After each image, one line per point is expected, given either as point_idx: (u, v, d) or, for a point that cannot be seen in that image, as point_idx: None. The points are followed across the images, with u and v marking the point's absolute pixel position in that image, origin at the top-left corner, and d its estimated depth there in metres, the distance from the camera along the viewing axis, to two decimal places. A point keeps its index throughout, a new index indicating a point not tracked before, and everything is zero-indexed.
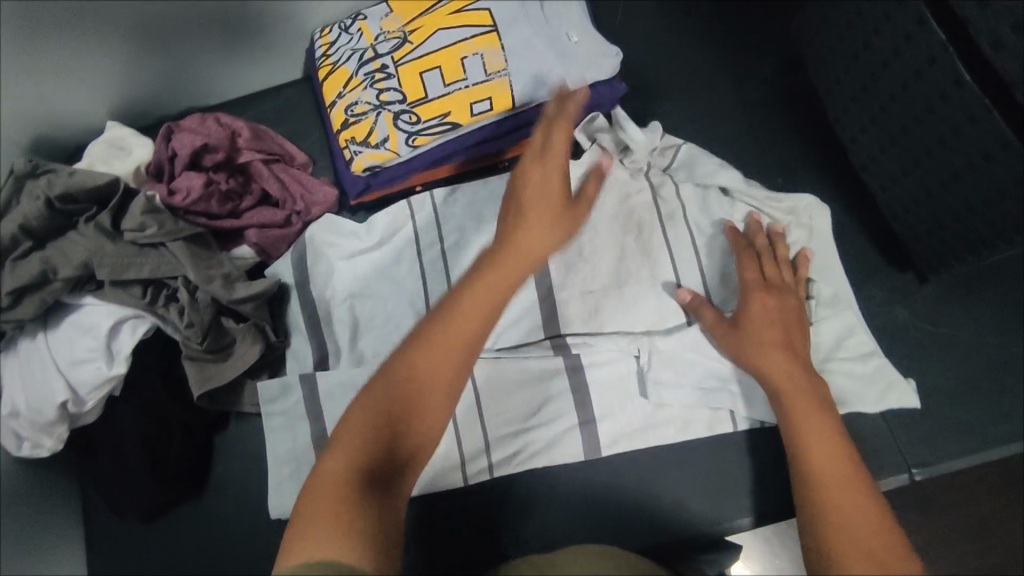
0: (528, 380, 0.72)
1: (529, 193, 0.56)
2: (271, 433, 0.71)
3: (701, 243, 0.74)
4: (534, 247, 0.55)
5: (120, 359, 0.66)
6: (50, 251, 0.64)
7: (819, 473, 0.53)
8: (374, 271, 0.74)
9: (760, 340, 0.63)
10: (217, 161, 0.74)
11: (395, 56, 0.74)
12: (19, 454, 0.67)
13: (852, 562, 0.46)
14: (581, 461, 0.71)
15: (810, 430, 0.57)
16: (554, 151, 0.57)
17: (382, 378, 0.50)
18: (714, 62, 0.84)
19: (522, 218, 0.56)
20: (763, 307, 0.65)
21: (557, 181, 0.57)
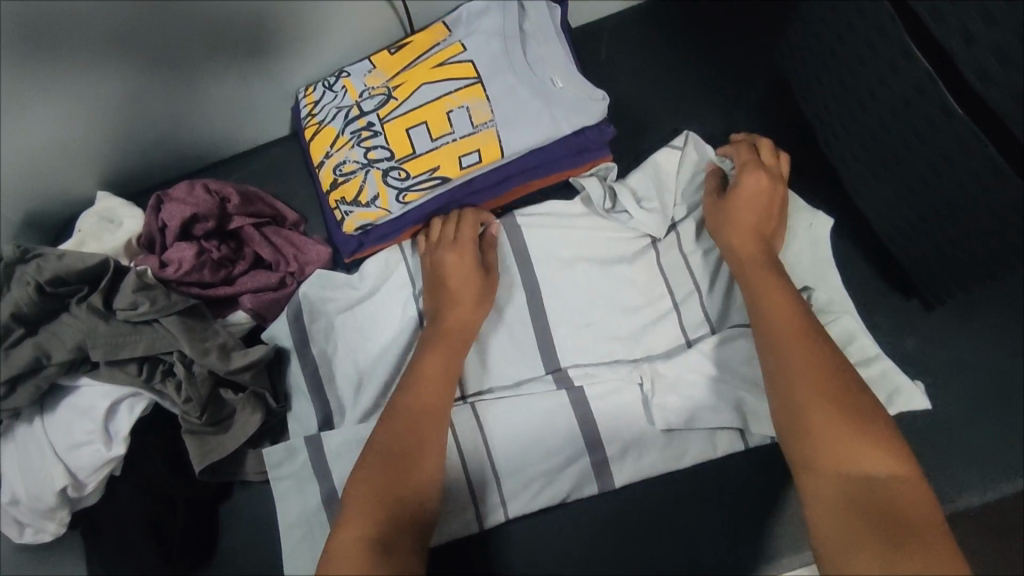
0: (535, 419, 0.69)
1: (449, 270, 0.68)
2: (281, 497, 0.70)
3: (700, 272, 0.73)
4: (465, 318, 0.67)
5: (119, 439, 0.65)
6: (42, 335, 0.63)
7: (778, 331, 0.57)
8: (375, 322, 0.73)
9: (734, 222, 0.67)
10: (208, 229, 0.74)
11: (381, 113, 0.74)
12: (22, 541, 0.66)
13: (815, 408, 0.52)
14: (598, 492, 0.69)
15: (770, 295, 0.60)
16: (461, 236, 0.70)
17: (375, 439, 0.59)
18: (701, 94, 0.83)
19: (453, 293, 0.67)
20: (756, 184, 0.67)
21: (471, 261, 0.69)
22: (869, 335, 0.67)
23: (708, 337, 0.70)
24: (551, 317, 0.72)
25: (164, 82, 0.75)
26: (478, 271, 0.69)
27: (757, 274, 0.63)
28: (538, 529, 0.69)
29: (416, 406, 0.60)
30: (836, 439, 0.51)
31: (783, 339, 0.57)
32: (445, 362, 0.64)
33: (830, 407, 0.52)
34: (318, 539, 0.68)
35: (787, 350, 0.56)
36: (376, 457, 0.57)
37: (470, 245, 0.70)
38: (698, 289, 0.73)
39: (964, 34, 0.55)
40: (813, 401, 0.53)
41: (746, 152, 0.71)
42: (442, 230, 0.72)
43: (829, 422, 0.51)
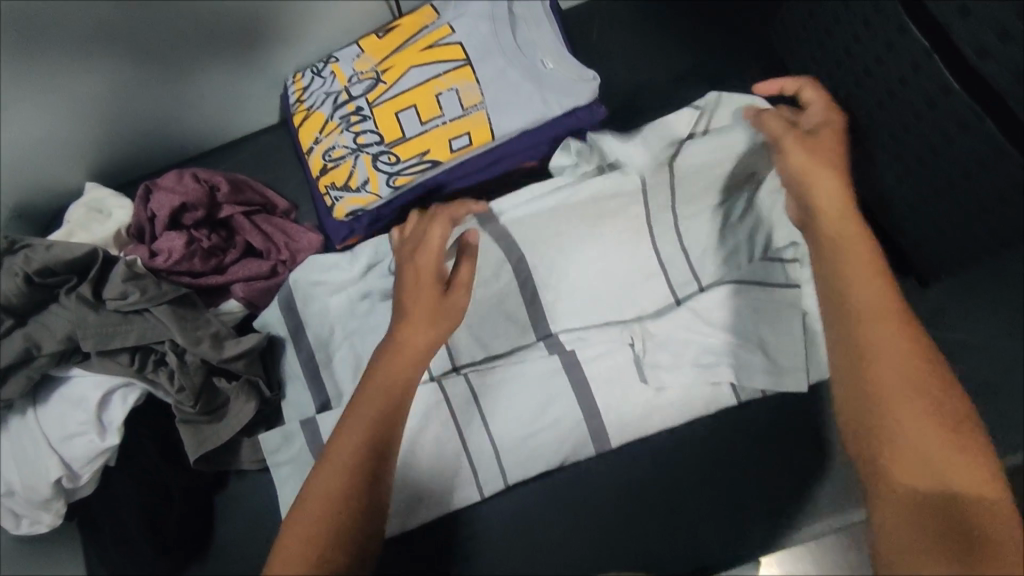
0: (528, 383, 0.70)
1: (404, 287, 0.60)
2: (280, 483, 0.70)
3: (694, 241, 0.72)
4: (420, 340, 0.57)
5: (113, 430, 0.65)
6: (31, 326, 0.63)
7: (862, 307, 0.48)
8: (368, 305, 0.72)
9: (814, 161, 0.56)
10: (197, 218, 0.73)
11: (370, 97, 0.73)
12: (18, 532, 0.66)
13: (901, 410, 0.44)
14: (595, 456, 0.69)
15: (853, 260, 0.50)
16: (427, 240, 0.62)
17: (332, 454, 0.51)
18: (696, 74, 0.82)
19: (405, 310, 0.58)
20: (833, 128, 0.59)
21: (430, 270, 0.61)
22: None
23: (700, 295, 0.70)
24: (543, 299, 0.72)
25: (151, 72, 0.75)
26: (437, 290, 0.59)
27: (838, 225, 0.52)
28: (536, 515, 0.69)
29: (374, 402, 0.53)
30: (917, 447, 0.43)
31: (870, 320, 0.47)
32: (407, 363, 0.56)
33: (915, 407, 0.44)
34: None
35: (872, 334, 0.47)
36: (333, 477, 0.50)
37: (436, 255, 0.61)
38: (695, 264, 0.72)
39: (960, 7, 0.54)
40: (899, 399, 0.44)
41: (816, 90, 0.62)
42: (411, 236, 0.64)
43: (913, 425, 0.43)
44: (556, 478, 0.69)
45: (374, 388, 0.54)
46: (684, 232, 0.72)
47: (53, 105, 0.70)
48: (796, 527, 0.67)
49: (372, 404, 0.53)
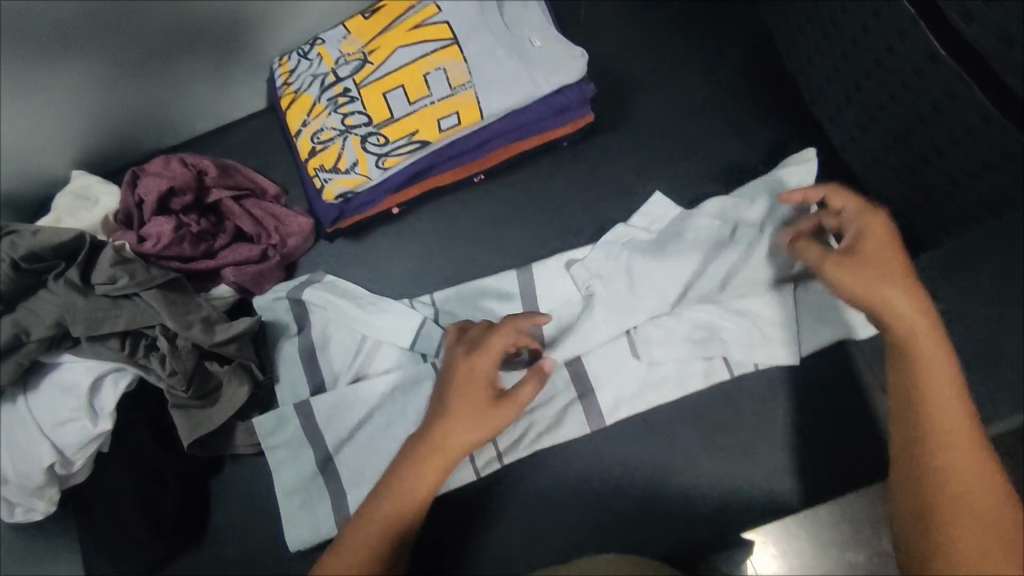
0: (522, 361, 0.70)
1: (453, 382, 0.56)
2: (276, 466, 0.70)
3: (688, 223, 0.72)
4: (464, 437, 0.54)
5: (105, 415, 0.64)
6: (19, 313, 0.62)
7: (931, 416, 0.49)
8: (374, 307, 0.73)
9: (879, 275, 0.53)
10: (186, 203, 0.72)
11: (357, 78, 0.73)
12: (12, 521, 0.65)
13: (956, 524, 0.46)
14: (587, 434, 0.69)
15: (937, 376, 0.49)
16: (487, 347, 0.57)
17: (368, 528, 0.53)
18: (684, 51, 0.82)
19: (453, 402, 0.55)
20: (878, 236, 0.55)
21: (485, 375, 0.56)
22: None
23: (694, 275, 0.71)
24: (537, 282, 0.72)
25: (135, 55, 0.74)
26: (486, 395, 0.55)
27: (910, 329, 0.51)
28: (533, 496, 0.68)
29: (415, 491, 0.54)
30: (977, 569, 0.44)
31: (948, 436, 0.48)
32: (445, 460, 0.55)
33: (972, 529, 0.45)
34: (316, 504, 0.68)
35: (945, 452, 0.48)
36: (364, 549, 0.52)
37: (491, 355, 0.57)
38: (691, 240, 0.71)
39: None
40: (960, 518, 0.46)
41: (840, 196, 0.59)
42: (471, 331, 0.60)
43: (973, 548, 0.45)
44: (550, 459, 0.69)
45: (425, 480, 0.54)
46: (679, 212, 0.73)
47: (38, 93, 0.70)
48: (793, 503, 0.66)
49: (406, 494, 0.54)
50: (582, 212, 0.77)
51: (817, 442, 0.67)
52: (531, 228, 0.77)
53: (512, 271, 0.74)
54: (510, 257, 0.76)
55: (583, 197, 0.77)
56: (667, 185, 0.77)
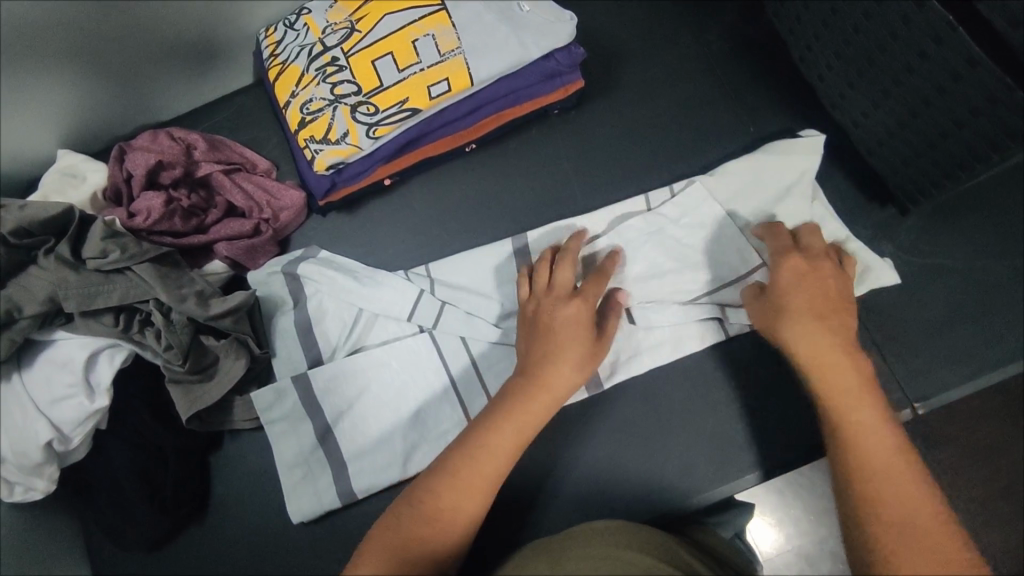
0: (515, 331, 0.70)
1: (557, 326, 0.57)
2: (274, 439, 0.70)
3: (681, 192, 0.72)
4: (564, 383, 0.55)
5: (102, 391, 0.64)
6: (10, 289, 0.61)
7: (836, 397, 0.51)
8: (368, 282, 0.72)
9: (789, 315, 0.56)
10: (175, 177, 0.72)
11: (345, 47, 0.72)
12: (11, 500, 0.64)
13: (885, 507, 0.45)
14: (584, 398, 0.69)
15: (839, 376, 0.52)
16: (585, 292, 0.60)
17: (464, 470, 0.50)
18: (674, 15, 0.82)
19: (555, 340, 0.56)
20: (794, 276, 0.58)
21: (582, 317, 0.58)
22: (838, 221, 0.71)
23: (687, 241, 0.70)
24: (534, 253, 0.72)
25: (119, 26, 0.72)
26: (588, 332, 0.57)
27: (808, 330, 0.54)
28: (534, 463, 0.68)
29: (506, 443, 0.52)
30: (913, 536, 0.43)
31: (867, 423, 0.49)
32: (539, 411, 0.54)
33: (906, 500, 0.45)
34: (318, 476, 0.68)
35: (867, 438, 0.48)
36: (465, 452, 0.51)
37: (590, 300, 0.59)
38: (713, 239, 0.70)
39: None
40: (889, 481, 0.46)
41: (779, 241, 0.62)
42: (555, 274, 0.61)
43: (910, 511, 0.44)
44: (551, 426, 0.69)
45: (534, 417, 0.53)
46: (713, 211, 0.70)
47: (33, 63, 0.68)
48: (795, 460, 0.66)
49: (507, 447, 0.52)
50: (575, 179, 0.76)
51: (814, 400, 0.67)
52: (524, 197, 0.76)
53: (506, 240, 0.73)
54: (504, 226, 0.76)
55: (576, 164, 0.77)
56: (660, 149, 0.77)
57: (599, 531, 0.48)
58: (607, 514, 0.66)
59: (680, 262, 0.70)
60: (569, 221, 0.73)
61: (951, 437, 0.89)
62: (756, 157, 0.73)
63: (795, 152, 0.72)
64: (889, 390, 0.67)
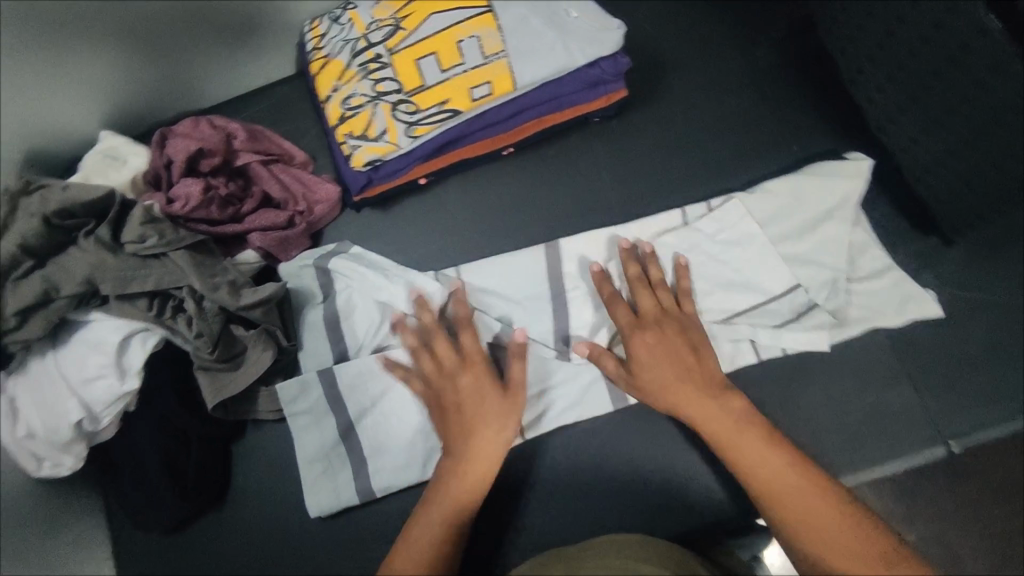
0: (539, 346, 0.69)
1: (464, 403, 0.62)
2: (298, 433, 0.70)
3: (717, 208, 0.71)
4: (491, 445, 0.60)
5: (133, 374, 0.65)
6: (50, 269, 0.62)
7: (723, 443, 0.56)
8: (397, 281, 0.72)
9: (655, 388, 0.60)
10: (214, 165, 0.72)
11: (389, 44, 0.72)
12: (37, 476, 0.65)
13: (803, 529, 0.50)
14: (609, 413, 0.68)
15: (707, 417, 0.57)
16: (475, 360, 0.64)
17: (427, 540, 0.56)
18: (720, 29, 0.80)
19: (469, 414, 0.62)
20: (645, 354, 0.61)
21: (486, 385, 0.63)
22: (878, 246, 0.70)
23: (721, 258, 0.69)
24: (565, 261, 0.72)
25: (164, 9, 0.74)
26: (495, 394, 0.62)
27: (674, 389, 0.59)
28: (556, 474, 0.67)
29: (455, 510, 0.58)
30: (834, 548, 0.49)
31: (749, 452, 0.54)
32: (477, 474, 0.59)
33: (814, 514, 0.50)
34: (338, 471, 0.69)
35: (755, 471, 0.53)
36: (427, 521, 0.57)
37: (484, 365, 0.64)
38: (751, 256, 0.69)
39: None
40: (801, 504, 0.51)
41: (619, 309, 0.64)
42: (444, 351, 0.65)
43: (826, 528, 0.50)
44: (573, 436, 0.68)
45: (475, 477, 0.59)
46: (749, 229, 0.69)
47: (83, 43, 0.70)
48: None
49: (450, 514, 0.57)
50: (610, 190, 0.76)
51: (845, 430, 0.66)
52: (558, 205, 0.76)
53: (539, 246, 0.72)
54: (536, 233, 0.75)
55: (611, 174, 0.76)
56: (699, 164, 0.75)
57: (617, 546, 0.52)
58: (623, 529, 0.65)
59: (713, 279, 0.69)
60: (601, 234, 0.72)
61: (977, 475, 0.86)
62: (799, 176, 0.71)
63: (838, 173, 0.70)
64: (921, 425, 0.65)
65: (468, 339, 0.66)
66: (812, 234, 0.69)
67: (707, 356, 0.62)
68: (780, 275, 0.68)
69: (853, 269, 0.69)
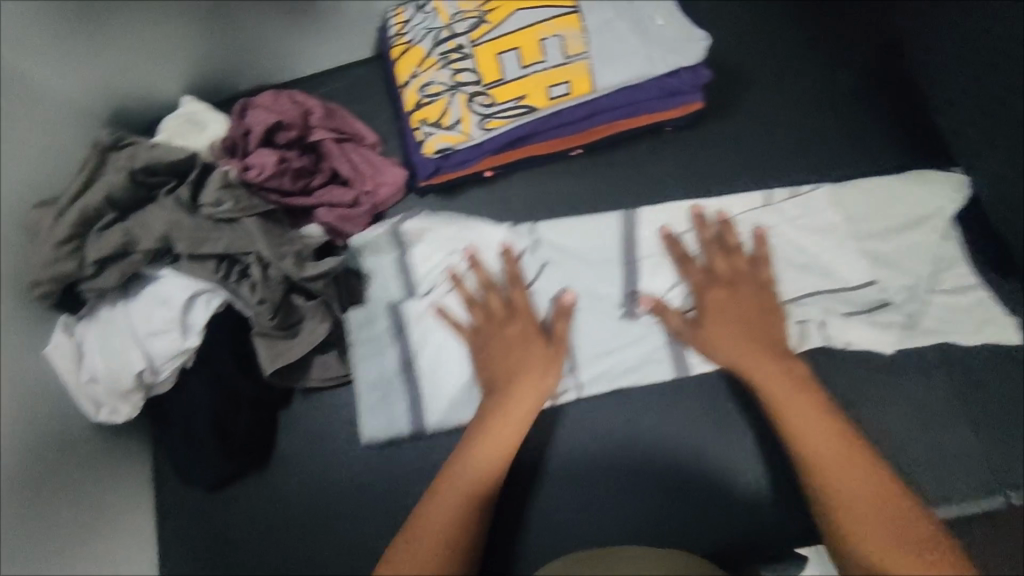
0: (613, 320, 0.71)
1: (509, 346, 0.67)
2: (359, 360, 0.73)
3: (810, 194, 0.72)
4: (535, 389, 0.65)
5: (195, 331, 0.67)
6: (131, 223, 0.65)
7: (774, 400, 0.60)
8: (475, 230, 0.75)
9: (715, 339, 0.65)
10: (290, 138, 0.73)
11: (472, 36, 0.73)
12: (94, 420, 0.66)
13: (840, 485, 0.54)
14: (671, 381, 0.69)
15: (761, 373, 0.62)
16: (522, 311, 0.70)
17: (469, 467, 0.60)
18: (804, 48, 0.79)
19: (513, 362, 0.66)
20: (711, 308, 0.66)
21: (532, 335, 0.68)
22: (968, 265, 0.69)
23: (801, 240, 0.71)
24: (641, 229, 0.73)
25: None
26: (539, 342, 0.68)
27: (733, 347, 0.64)
28: (596, 475, 0.67)
29: (496, 446, 0.61)
30: (866, 504, 0.52)
31: (796, 413, 0.58)
32: (519, 413, 0.63)
33: (852, 472, 0.54)
34: (394, 400, 0.72)
35: (801, 428, 0.57)
36: (471, 451, 0.61)
37: (530, 317, 0.69)
38: (831, 245, 0.70)
39: None
40: (840, 468, 0.54)
41: (690, 267, 0.70)
42: (494, 302, 0.70)
43: (859, 486, 0.53)
44: (620, 428, 0.68)
45: (515, 417, 0.63)
46: (833, 220, 0.71)
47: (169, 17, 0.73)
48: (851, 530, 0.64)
49: (491, 447, 0.61)
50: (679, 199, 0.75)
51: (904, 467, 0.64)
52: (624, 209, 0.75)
53: (618, 215, 0.74)
54: None
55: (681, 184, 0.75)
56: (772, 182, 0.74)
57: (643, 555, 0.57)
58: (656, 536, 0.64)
59: (788, 260, 0.70)
60: (680, 208, 0.73)
61: None
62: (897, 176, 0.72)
63: (930, 180, 0.71)
64: (979, 468, 0.63)
65: (519, 294, 0.71)
66: (893, 240, 0.70)
67: (779, 319, 0.66)
68: (859, 269, 0.69)
69: (935, 280, 0.69)
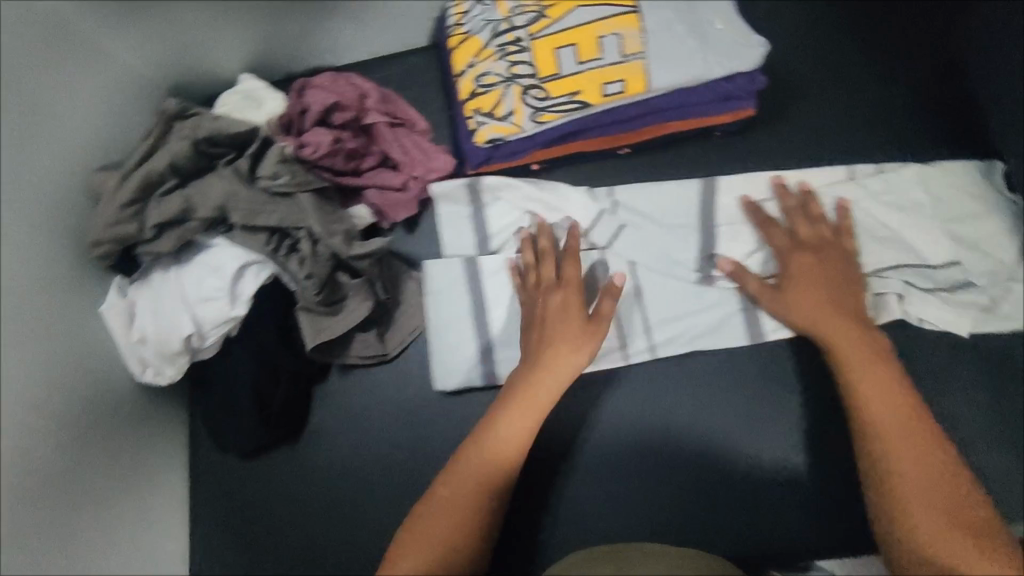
0: (686, 289, 0.74)
1: (550, 315, 0.68)
2: (432, 304, 0.76)
3: (896, 169, 0.75)
4: (575, 357, 0.65)
5: (243, 301, 0.69)
6: (190, 191, 0.66)
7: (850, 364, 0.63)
8: (553, 192, 0.77)
9: (796, 303, 0.68)
10: (345, 119, 0.74)
11: (531, 30, 0.73)
12: (139, 379, 0.69)
13: (897, 444, 0.57)
14: (743, 345, 0.73)
15: (842, 340, 0.65)
16: (569, 281, 0.69)
17: (510, 425, 0.61)
18: (861, 61, 0.80)
19: (553, 332, 0.66)
20: (799, 276, 0.69)
21: (577, 304, 0.68)
22: None
23: (886, 216, 0.74)
24: (722, 197, 0.76)
25: None
26: (582, 315, 0.67)
27: (811, 312, 0.67)
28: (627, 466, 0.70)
29: (531, 409, 0.62)
30: (915, 468, 0.55)
31: (868, 380, 0.61)
32: (556, 378, 0.64)
33: (911, 439, 0.57)
34: (463, 346, 0.75)
35: (872, 394, 0.60)
36: (511, 411, 0.62)
37: (577, 286, 0.69)
38: (913, 222, 0.73)
39: None
40: (900, 432, 0.57)
41: (777, 234, 0.72)
42: (542, 270, 0.71)
43: (914, 448, 0.56)
44: (660, 420, 0.71)
45: (553, 382, 0.64)
46: (917, 198, 0.74)
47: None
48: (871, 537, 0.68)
49: (525, 412, 0.62)
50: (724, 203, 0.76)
51: None
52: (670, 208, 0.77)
53: (700, 181, 0.76)
54: None
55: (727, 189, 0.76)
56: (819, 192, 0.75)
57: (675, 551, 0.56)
58: (680, 534, 0.68)
59: (870, 235, 0.73)
60: (762, 177, 0.76)
61: None
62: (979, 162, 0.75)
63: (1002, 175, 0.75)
64: None
65: (569, 263, 0.70)
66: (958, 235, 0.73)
67: (858, 296, 0.69)
68: (940, 248, 0.72)
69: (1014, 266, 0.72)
